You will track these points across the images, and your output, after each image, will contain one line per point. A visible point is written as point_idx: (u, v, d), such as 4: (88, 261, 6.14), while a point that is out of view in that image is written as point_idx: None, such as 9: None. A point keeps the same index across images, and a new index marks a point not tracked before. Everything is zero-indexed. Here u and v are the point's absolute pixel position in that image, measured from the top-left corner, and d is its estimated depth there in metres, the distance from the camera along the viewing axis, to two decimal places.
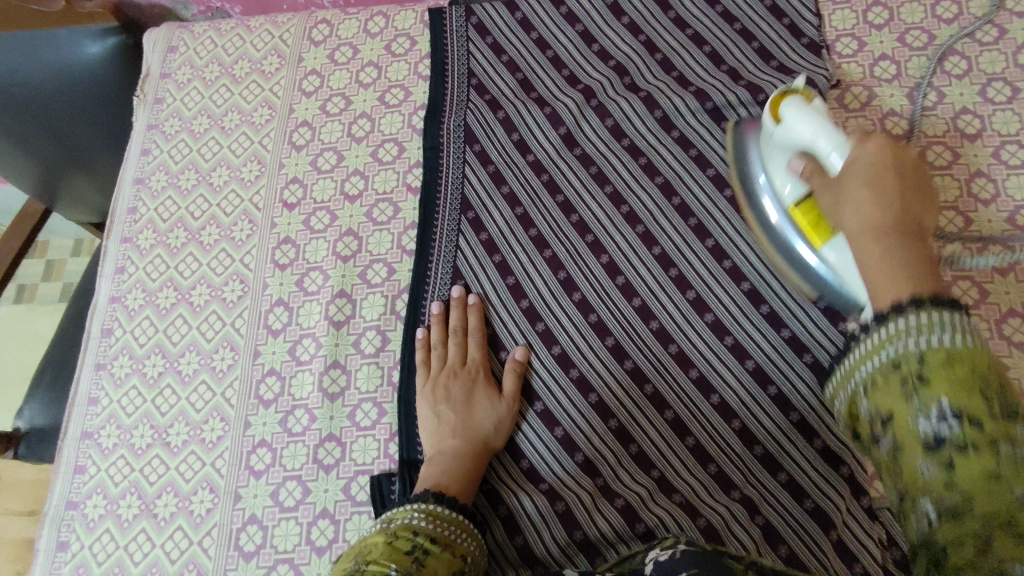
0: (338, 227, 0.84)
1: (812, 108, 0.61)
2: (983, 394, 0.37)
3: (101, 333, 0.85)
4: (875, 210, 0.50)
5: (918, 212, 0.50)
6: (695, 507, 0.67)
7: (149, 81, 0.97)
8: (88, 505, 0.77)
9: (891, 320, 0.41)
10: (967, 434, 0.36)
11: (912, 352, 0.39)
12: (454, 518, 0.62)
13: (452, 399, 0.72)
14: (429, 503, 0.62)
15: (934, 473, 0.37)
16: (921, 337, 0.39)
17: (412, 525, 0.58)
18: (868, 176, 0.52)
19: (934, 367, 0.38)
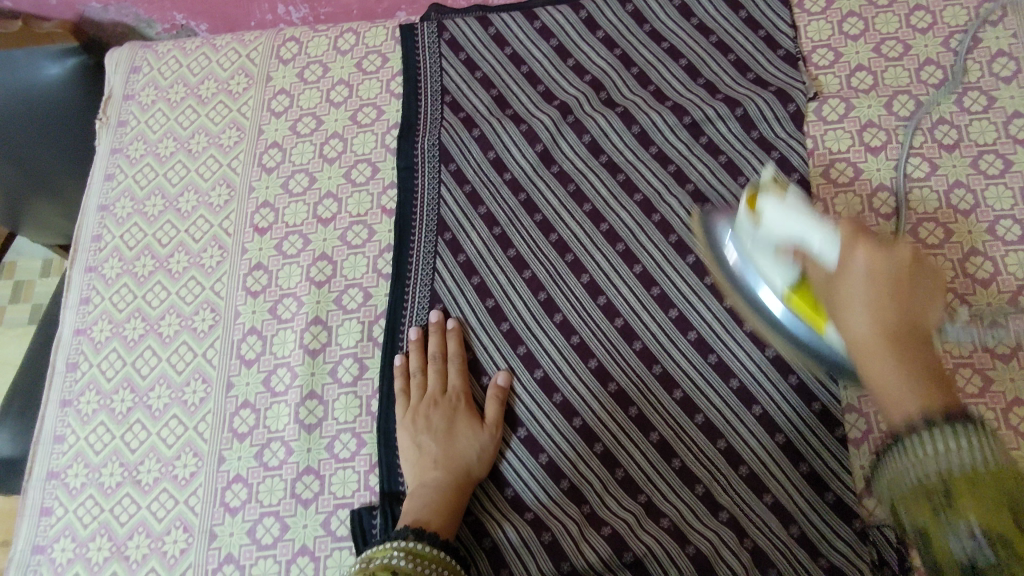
0: (311, 251, 0.82)
1: (791, 202, 0.60)
2: (1015, 522, 0.41)
3: (66, 367, 0.82)
4: (876, 324, 0.50)
5: (922, 311, 0.51)
6: (684, 533, 0.65)
7: (111, 104, 0.94)
8: (56, 548, 0.74)
9: (908, 442, 0.46)
10: (997, 552, 0.40)
11: (935, 476, 0.43)
12: (435, 557, 0.60)
13: (433, 430, 0.70)
14: (410, 541, 0.60)
15: (965, 552, 0.41)
16: (940, 457, 0.43)
17: (391, 565, 0.57)
18: (868, 280, 0.52)
19: (958, 488, 0.42)
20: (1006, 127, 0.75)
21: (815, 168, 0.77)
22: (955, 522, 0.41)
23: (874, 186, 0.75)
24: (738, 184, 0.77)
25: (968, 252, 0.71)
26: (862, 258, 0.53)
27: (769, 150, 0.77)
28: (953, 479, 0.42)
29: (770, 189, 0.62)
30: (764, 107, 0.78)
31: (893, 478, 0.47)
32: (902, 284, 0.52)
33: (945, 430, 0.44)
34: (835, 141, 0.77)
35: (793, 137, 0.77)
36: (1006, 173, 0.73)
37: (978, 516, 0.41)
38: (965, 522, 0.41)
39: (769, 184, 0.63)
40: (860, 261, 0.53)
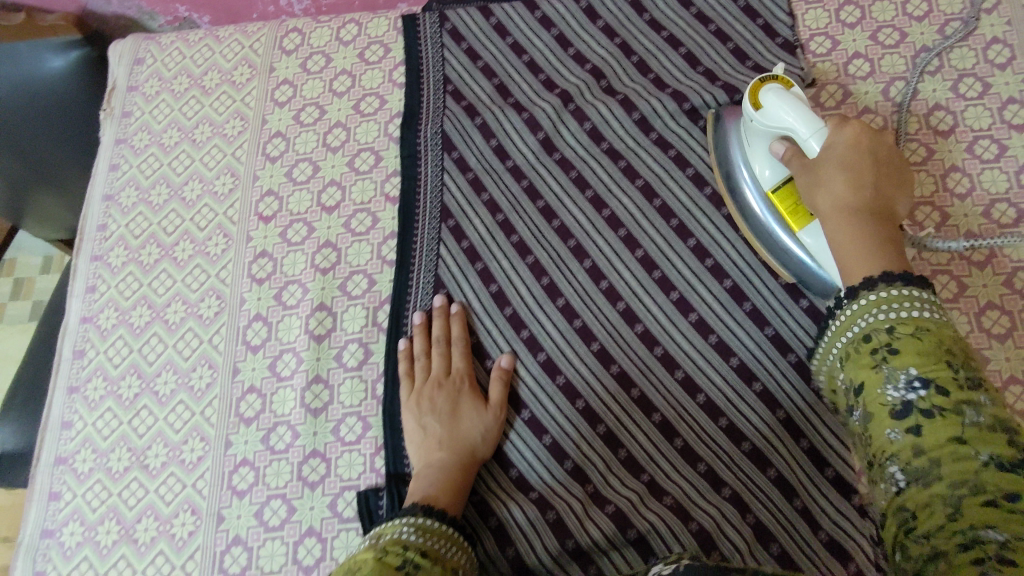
0: (316, 239, 0.83)
1: (789, 95, 0.64)
2: (954, 375, 0.46)
3: (73, 355, 0.83)
4: (851, 190, 0.59)
5: (892, 189, 0.61)
6: (686, 510, 0.67)
7: (115, 95, 0.95)
8: (65, 532, 0.75)
9: (881, 291, 0.53)
10: (934, 401, 0.46)
11: (887, 321, 0.51)
12: (444, 533, 0.61)
13: (438, 410, 0.71)
14: (419, 517, 0.61)
15: (902, 441, 0.47)
16: (893, 309, 0.51)
17: (402, 539, 0.57)
18: (844, 160, 0.60)
19: (904, 346, 0.49)
20: (1001, 113, 0.76)
21: None
22: (893, 370, 0.49)
23: None
24: None
25: (965, 235, 0.72)
26: (847, 138, 0.61)
27: None
28: (905, 339, 0.49)
29: (776, 81, 0.66)
30: None
31: (859, 342, 0.53)
32: (878, 163, 0.61)
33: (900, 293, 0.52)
34: None
35: None
36: (1002, 157, 0.74)
37: (918, 367, 0.47)
38: (903, 373, 0.48)
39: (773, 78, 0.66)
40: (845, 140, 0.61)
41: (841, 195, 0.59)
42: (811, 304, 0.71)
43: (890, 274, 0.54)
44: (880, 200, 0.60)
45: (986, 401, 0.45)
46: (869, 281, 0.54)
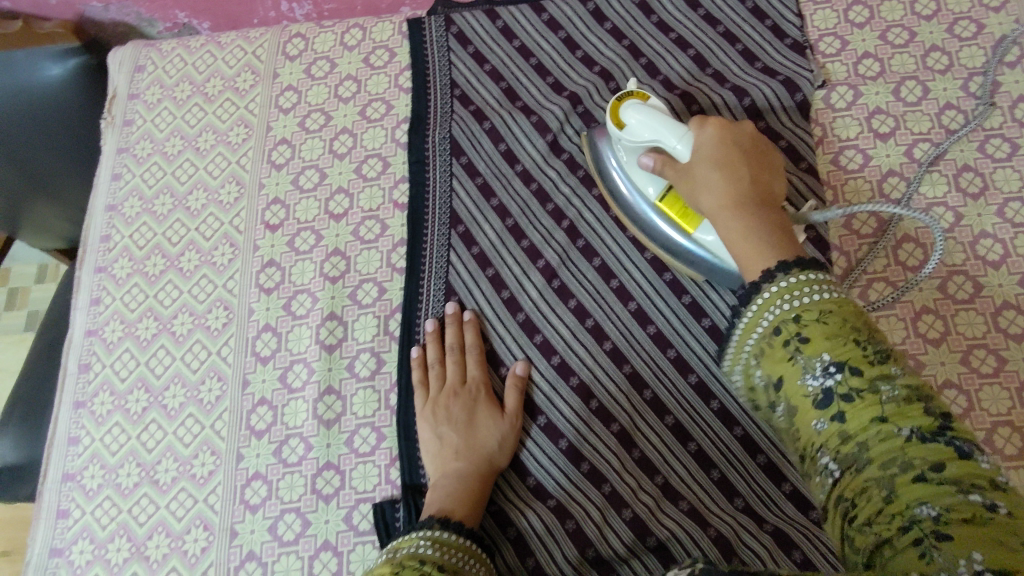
0: (324, 247, 0.81)
1: (646, 109, 0.64)
2: (863, 349, 0.44)
3: (79, 368, 0.81)
4: (733, 187, 0.57)
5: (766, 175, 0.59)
6: (704, 516, 0.66)
7: (116, 103, 0.93)
8: (74, 551, 0.73)
9: (773, 289, 0.50)
10: (849, 383, 0.43)
11: (788, 315, 0.48)
12: (459, 545, 0.60)
13: (455, 420, 0.70)
14: (435, 530, 0.60)
15: (827, 428, 0.43)
16: (793, 301, 0.48)
17: (418, 553, 0.56)
18: (715, 156, 0.59)
19: (810, 332, 0.46)
20: (1012, 112, 0.76)
21: (824, 155, 0.77)
22: (809, 357, 0.45)
23: (884, 171, 0.76)
24: None
25: (979, 235, 0.72)
26: (722, 134, 0.60)
27: (777, 140, 0.78)
28: (809, 325, 0.46)
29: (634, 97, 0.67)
30: (773, 96, 0.79)
31: (757, 333, 0.50)
32: (751, 153, 0.60)
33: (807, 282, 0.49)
34: (843, 128, 0.78)
35: (800, 126, 0.78)
36: (1014, 156, 0.74)
37: (831, 353, 0.44)
38: (818, 362, 0.45)
39: (632, 94, 0.67)
40: (729, 141, 0.60)
41: (722, 192, 0.57)
42: None
43: (785, 265, 0.51)
44: (769, 190, 0.59)
45: (897, 373, 0.43)
46: (772, 269, 0.51)
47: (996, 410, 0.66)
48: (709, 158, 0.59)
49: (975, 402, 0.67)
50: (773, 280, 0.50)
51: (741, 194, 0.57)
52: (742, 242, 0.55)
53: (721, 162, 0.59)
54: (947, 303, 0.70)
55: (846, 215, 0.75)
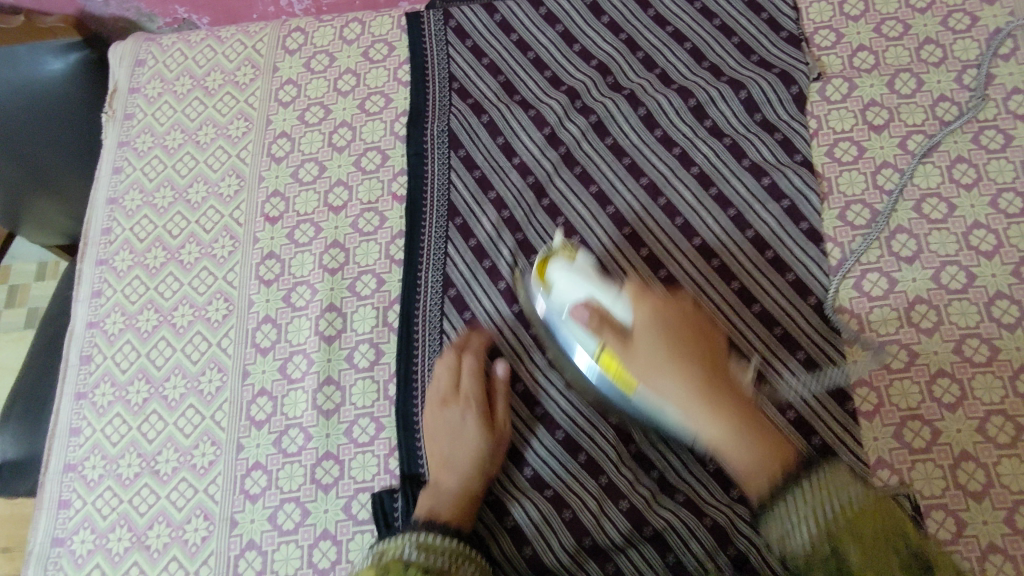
0: (323, 239, 0.82)
1: (576, 265, 0.66)
2: (892, 543, 0.48)
3: (80, 360, 0.82)
4: (696, 380, 0.58)
5: (712, 344, 0.61)
6: (700, 507, 0.66)
7: (117, 97, 0.94)
8: (76, 540, 0.74)
9: (788, 498, 0.53)
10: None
11: (820, 539, 0.49)
12: (445, 549, 0.60)
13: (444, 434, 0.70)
14: (421, 534, 0.61)
15: None
16: (821, 508, 0.50)
17: (404, 558, 0.57)
18: (663, 334, 0.59)
19: (843, 550, 0.48)
20: (1005, 104, 0.76)
21: (820, 147, 0.78)
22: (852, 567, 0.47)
23: (879, 163, 0.76)
24: (743, 166, 0.78)
25: (972, 226, 0.73)
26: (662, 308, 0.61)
27: (771, 132, 0.79)
28: (834, 531, 0.49)
29: (561, 254, 0.68)
30: (768, 89, 0.80)
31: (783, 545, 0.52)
32: (687, 320, 0.62)
33: (801, 490, 0.52)
34: (838, 121, 0.78)
35: (795, 119, 0.79)
36: (1007, 147, 0.75)
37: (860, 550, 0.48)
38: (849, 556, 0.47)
39: (559, 249, 0.69)
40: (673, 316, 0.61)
41: (680, 391, 0.58)
42: (818, 301, 0.72)
43: (787, 481, 0.54)
44: (721, 367, 0.60)
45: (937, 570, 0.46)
46: (789, 491, 0.53)
47: (989, 399, 0.67)
48: (657, 346, 0.59)
49: (968, 391, 0.67)
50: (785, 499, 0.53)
51: (696, 378, 0.58)
52: (730, 446, 0.57)
53: (671, 352, 0.59)
54: (941, 293, 0.71)
55: (840, 206, 0.75)
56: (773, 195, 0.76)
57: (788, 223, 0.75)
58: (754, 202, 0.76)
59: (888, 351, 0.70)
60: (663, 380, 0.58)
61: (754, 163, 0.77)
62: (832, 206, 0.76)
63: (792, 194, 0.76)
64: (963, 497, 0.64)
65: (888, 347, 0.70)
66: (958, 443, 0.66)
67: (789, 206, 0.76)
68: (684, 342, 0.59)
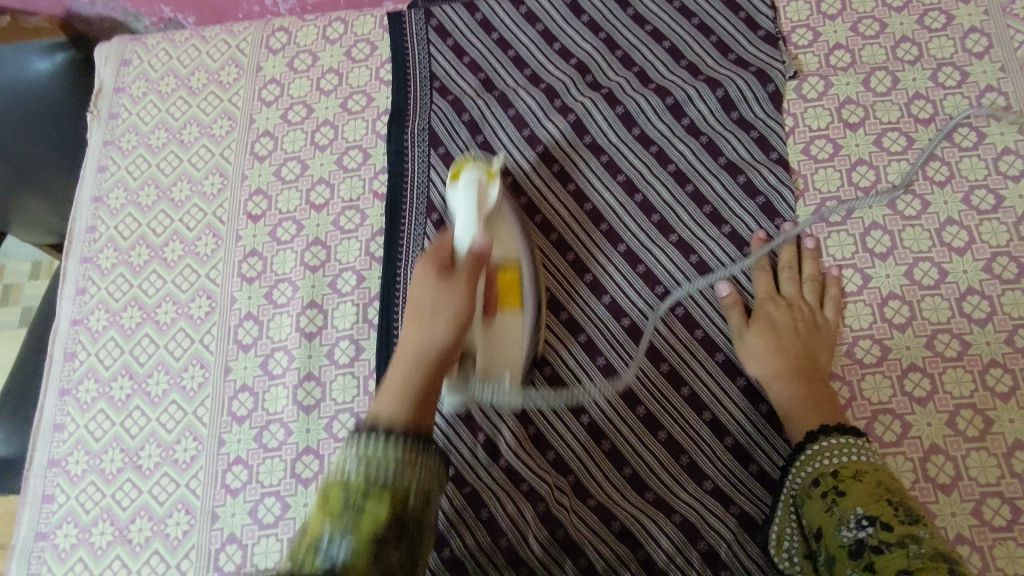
0: (305, 237, 0.83)
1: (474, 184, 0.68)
2: (888, 504, 0.55)
3: (64, 356, 0.83)
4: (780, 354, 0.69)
5: (817, 351, 0.69)
6: (670, 503, 0.68)
7: (102, 96, 0.95)
8: (59, 534, 0.75)
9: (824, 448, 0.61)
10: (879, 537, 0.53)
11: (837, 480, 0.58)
12: (399, 456, 0.50)
13: (419, 299, 0.61)
14: (360, 442, 0.51)
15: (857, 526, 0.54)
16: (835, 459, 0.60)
17: (378, 472, 0.49)
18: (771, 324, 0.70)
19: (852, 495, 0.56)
20: (979, 101, 0.77)
21: (795, 145, 0.79)
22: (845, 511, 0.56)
23: (853, 161, 0.77)
24: (719, 164, 0.79)
25: (944, 223, 0.73)
26: (508, 304, 0.68)
27: (748, 131, 0.79)
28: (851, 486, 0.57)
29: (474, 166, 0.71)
30: (745, 87, 0.80)
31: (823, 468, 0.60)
32: (808, 336, 0.70)
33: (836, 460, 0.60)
34: (814, 119, 0.79)
35: (771, 117, 0.79)
36: (981, 145, 0.76)
37: (864, 508, 0.55)
38: (853, 515, 0.55)
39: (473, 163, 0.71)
40: (512, 322, 0.68)
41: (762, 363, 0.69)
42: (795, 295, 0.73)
43: (827, 428, 0.62)
44: (815, 363, 0.69)
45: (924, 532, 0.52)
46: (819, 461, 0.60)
47: (959, 393, 0.68)
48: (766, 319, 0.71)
49: (939, 385, 0.68)
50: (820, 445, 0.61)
51: (785, 354, 0.69)
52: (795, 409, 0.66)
53: (773, 329, 0.70)
54: (913, 289, 0.72)
55: (815, 203, 0.76)
56: (748, 192, 0.77)
57: (763, 220, 0.76)
58: (730, 200, 0.77)
59: (859, 347, 0.71)
60: (765, 348, 0.69)
61: (730, 161, 0.78)
62: (807, 202, 0.76)
63: (766, 190, 0.77)
64: (932, 490, 0.65)
65: (861, 342, 0.71)
66: (929, 436, 0.67)
67: (764, 202, 0.77)
68: (797, 337, 0.69)
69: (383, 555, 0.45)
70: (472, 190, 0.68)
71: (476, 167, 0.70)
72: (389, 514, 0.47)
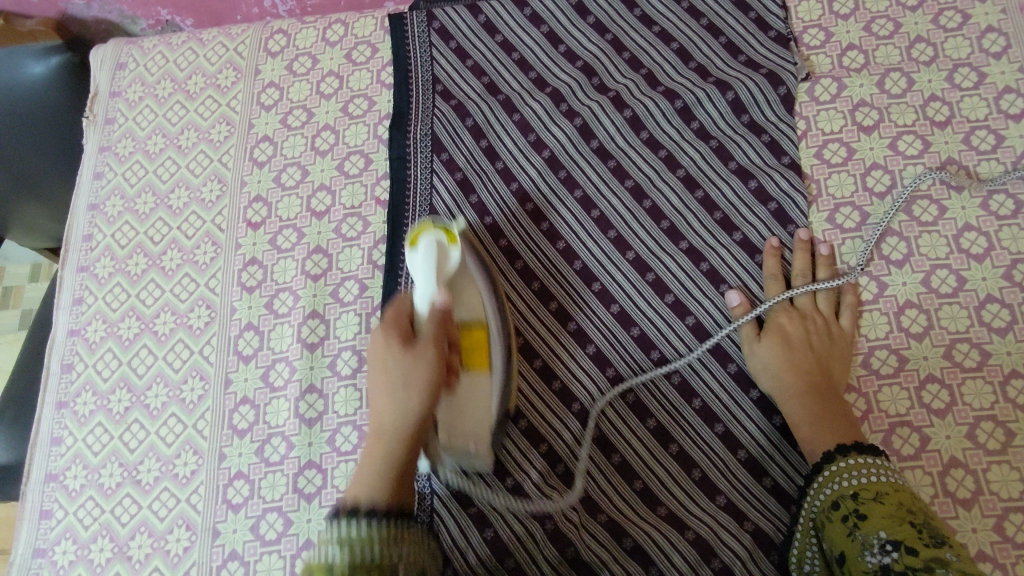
0: (306, 245, 0.81)
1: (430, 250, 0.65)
2: (911, 526, 0.53)
3: (61, 368, 0.81)
4: (792, 368, 0.67)
5: (830, 365, 0.68)
6: (682, 519, 0.66)
7: (98, 101, 0.93)
8: (57, 551, 0.73)
9: (842, 467, 0.59)
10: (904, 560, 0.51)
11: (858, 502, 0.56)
12: (378, 535, 0.54)
13: (384, 371, 0.60)
14: (341, 523, 0.54)
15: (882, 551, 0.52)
16: (853, 479, 0.58)
17: (363, 551, 0.53)
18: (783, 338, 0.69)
19: (874, 516, 0.54)
20: (997, 103, 0.75)
21: (808, 148, 0.77)
22: (867, 535, 0.54)
23: (868, 165, 0.75)
24: (729, 169, 0.77)
25: (962, 229, 0.71)
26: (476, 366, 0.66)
27: (759, 134, 0.77)
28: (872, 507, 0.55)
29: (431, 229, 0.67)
30: (756, 90, 0.78)
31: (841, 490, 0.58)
32: (822, 349, 0.68)
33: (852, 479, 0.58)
34: (827, 122, 0.77)
35: (783, 120, 0.77)
36: (999, 148, 0.73)
37: (888, 531, 0.53)
38: (876, 539, 0.53)
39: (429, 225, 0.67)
40: (479, 385, 0.66)
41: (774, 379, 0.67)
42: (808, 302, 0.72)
43: (843, 445, 0.61)
44: (828, 377, 0.67)
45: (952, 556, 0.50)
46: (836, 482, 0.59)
47: (979, 405, 0.66)
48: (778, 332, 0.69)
49: (958, 397, 0.66)
50: (837, 463, 0.59)
51: (797, 369, 0.67)
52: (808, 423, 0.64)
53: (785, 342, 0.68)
54: (931, 297, 0.70)
55: (829, 209, 0.74)
56: (760, 198, 0.75)
57: (775, 227, 0.75)
58: (741, 206, 0.75)
59: (876, 357, 0.69)
60: (778, 363, 0.67)
61: (741, 166, 0.76)
62: (821, 208, 0.74)
63: (778, 196, 0.75)
64: (952, 505, 0.64)
65: (877, 352, 0.69)
66: (948, 449, 0.65)
67: (776, 208, 0.75)
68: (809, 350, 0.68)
69: None
70: (433, 257, 0.65)
71: (437, 230, 0.67)
72: None
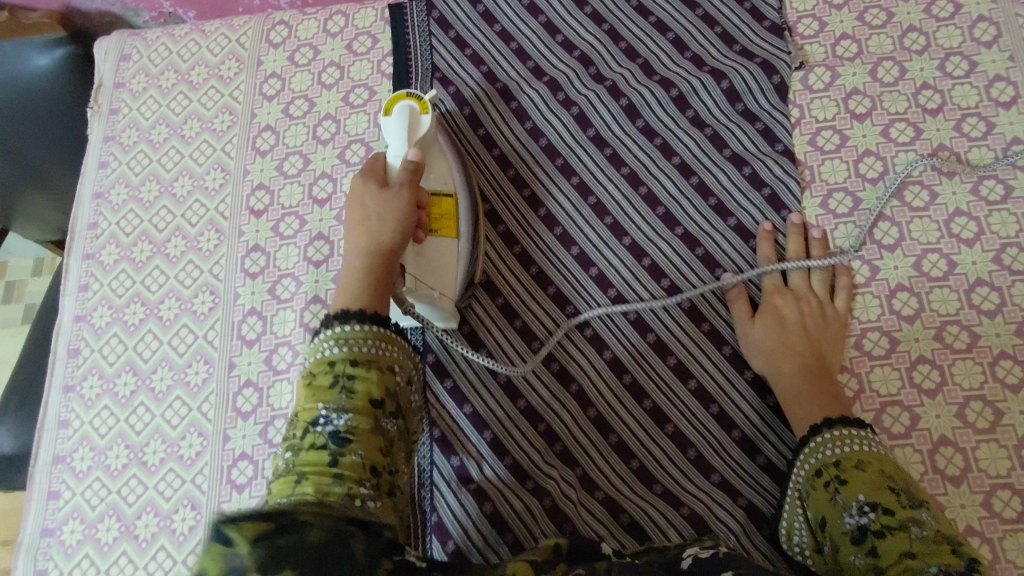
0: (308, 232, 0.82)
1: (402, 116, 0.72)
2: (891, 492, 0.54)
3: (67, 353, 0.82)
4: (786, 348, 0.68)
5: (822, 346, 0.69)
6: (677, 496, 0.68)
7: (102, 92, 0.94)
8: (65, 530, 0.75)
9: (827, 436, 0.61)
10: (881, 521, 0.53)
11: (840, 468, 0.58)
12: (371, 337, 0.55)
13: (362, 209, 0.67)
14: (335, 327, 0.55)
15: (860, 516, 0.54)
16: (836, 445, 0.60)
17: (360, 351, 0.54)
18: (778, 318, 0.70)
19: (855, 481, 0.56)
20: (988, 91, 0.77)
21: (801, 136, 0.78)
22: (848, 499, 0.56)
23: (861, 152, 0.77)
24: (724, 156, 0.78)
25: (953, 213, 0.73)
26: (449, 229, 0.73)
27: (753, 122, 0.79)
28: (854, 474, 0.57)
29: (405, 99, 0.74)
30: (750, 78, 0.80)
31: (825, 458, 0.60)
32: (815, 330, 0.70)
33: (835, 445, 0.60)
34: (821, 110, 0.79)
35: (776, 108, 0.79)
36: (989, 134, 0.75)
37: (868, 495, 0.55)
38: (855, 502, 0.55)
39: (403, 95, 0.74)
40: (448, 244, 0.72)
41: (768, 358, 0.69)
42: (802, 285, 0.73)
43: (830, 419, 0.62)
44: (820, 358, 0.69)
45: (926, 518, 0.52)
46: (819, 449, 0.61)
47: (968, 384, 0.67)
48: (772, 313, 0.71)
49: (948, 377, 0.68)
50: (823, 433, 0.61)
51: (789, 349, 0.68)
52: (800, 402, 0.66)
53: (779, 322, 0.70)
54: (922, 280, 0.71)
55: (822, 194, 0.76)
56: (754, 184, 0.77)
57: (769, 212, 0.76)
58: (735, 192, 0.77)
59: (868, 339, 0.71)
60: (772, 343, 0.69)
61: (735, 153, 0.78)
62: (814, 193, 0.76)
63: (772, 182, 0.77)
64: (942, 482, 0.65)
65: (869, 334, 0.71)
66: (938, 428, 0.67)
67: (769, 194, 0.76)
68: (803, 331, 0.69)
69: (379, 424, 0.52)
70: (404, 120, 0.72)
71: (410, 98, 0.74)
72: (382, 390, 0.53)
